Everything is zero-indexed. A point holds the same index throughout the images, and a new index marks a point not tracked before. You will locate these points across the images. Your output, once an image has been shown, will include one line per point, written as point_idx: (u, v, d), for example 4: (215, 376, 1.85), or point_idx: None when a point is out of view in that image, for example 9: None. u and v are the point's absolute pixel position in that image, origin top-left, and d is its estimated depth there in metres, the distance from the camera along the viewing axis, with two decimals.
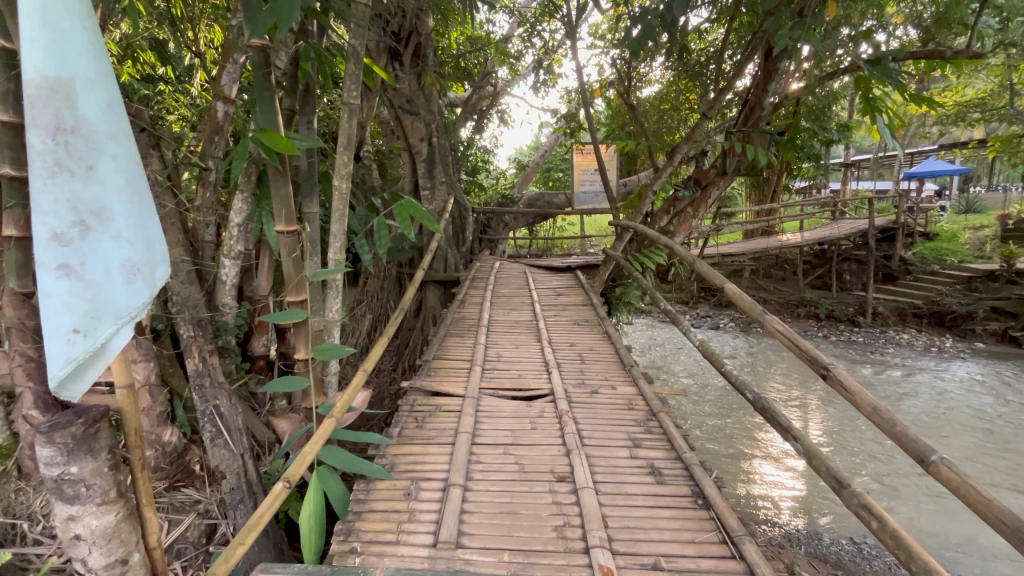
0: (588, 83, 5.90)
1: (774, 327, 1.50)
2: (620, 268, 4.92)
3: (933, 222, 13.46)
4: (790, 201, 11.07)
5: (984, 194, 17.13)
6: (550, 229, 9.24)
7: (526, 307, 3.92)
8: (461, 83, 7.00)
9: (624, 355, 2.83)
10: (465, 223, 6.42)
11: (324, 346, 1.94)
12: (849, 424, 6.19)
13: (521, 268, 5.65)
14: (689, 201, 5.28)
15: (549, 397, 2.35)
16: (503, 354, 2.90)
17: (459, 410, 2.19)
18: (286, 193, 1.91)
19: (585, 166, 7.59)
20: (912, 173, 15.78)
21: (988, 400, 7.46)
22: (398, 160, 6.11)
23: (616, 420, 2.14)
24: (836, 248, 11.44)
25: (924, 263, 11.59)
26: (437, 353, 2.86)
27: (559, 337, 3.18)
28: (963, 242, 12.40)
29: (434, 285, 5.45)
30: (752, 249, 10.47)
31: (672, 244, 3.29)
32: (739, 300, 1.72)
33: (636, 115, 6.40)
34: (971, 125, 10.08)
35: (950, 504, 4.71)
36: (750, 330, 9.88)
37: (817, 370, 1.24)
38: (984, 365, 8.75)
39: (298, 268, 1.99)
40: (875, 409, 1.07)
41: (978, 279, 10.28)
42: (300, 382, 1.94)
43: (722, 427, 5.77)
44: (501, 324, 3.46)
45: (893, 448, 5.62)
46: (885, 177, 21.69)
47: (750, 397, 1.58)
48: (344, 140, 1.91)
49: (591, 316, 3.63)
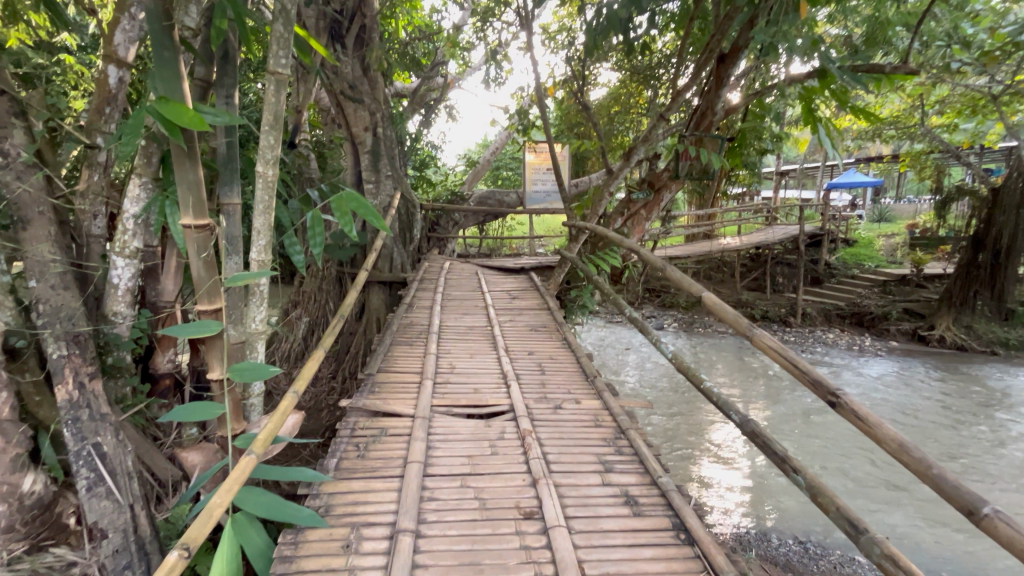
0: (541, 79, 5.74)
1: (767, 343, 1.36)
2: (575, 270, 4.79)
3: (853, 229, 14.54)
4: (729, 206, 11.52)
5: (895, 204, 18.73)
6: (499, 228, 9.02)
7: (480, 311, 3.68)
8: (408, 73, 6.64)
9: (586, 364, 2.66)
10: (413, 220, 6.06)
11: (242, 365, 1.61)
12: (787, 424, 6.43)
13: (472, 268, 5.41)
14: (643, 203, 5.25)
15: (509, 414, 2.13)
16: (456, 365, 2.64)
17: (407, 434, 1.93)
18: (194, 179, 1.55)
19: (538, 165, 7.54)
20: (834, 183, 16.97)
21: (905, 395, 8.05)
22: (339, 150, 5.70)
23: (583, 440, 1.95)
24: (770, 252, 12.05)
25: (846, 267, 12.46)
26: (384, 364, 2.57)
27: (516, 345, 2.96)
28: (878, 248, 13.45)
29: (378, 286, 5.06)
30: (696, 252, 10.78)
31: (633, 245, 3.16)
32: (722, 312, 1.58)
33: (590, 115, 6.31)
34: (886, 141, 10.93)
35: (880, 498, 4.96)
36: (693, 330, 10.18)
37: (826, 397, 1.10)
38: (899, 362, 9.48)
39: (211, 271, 1.63)
40: (904, 448, 0.93)
41: (893, 283, 11.36)
42: (213, 409, 1.60)
43: (672, 429, 5.81)
44: (453, 331, 3.19)
45: (828, 445, 5.89)
46: (809, 187, 23.33)
47: (737, 419, 1.44)
48: (270, 117, 1.57)
49: (548, 321, 3.45)
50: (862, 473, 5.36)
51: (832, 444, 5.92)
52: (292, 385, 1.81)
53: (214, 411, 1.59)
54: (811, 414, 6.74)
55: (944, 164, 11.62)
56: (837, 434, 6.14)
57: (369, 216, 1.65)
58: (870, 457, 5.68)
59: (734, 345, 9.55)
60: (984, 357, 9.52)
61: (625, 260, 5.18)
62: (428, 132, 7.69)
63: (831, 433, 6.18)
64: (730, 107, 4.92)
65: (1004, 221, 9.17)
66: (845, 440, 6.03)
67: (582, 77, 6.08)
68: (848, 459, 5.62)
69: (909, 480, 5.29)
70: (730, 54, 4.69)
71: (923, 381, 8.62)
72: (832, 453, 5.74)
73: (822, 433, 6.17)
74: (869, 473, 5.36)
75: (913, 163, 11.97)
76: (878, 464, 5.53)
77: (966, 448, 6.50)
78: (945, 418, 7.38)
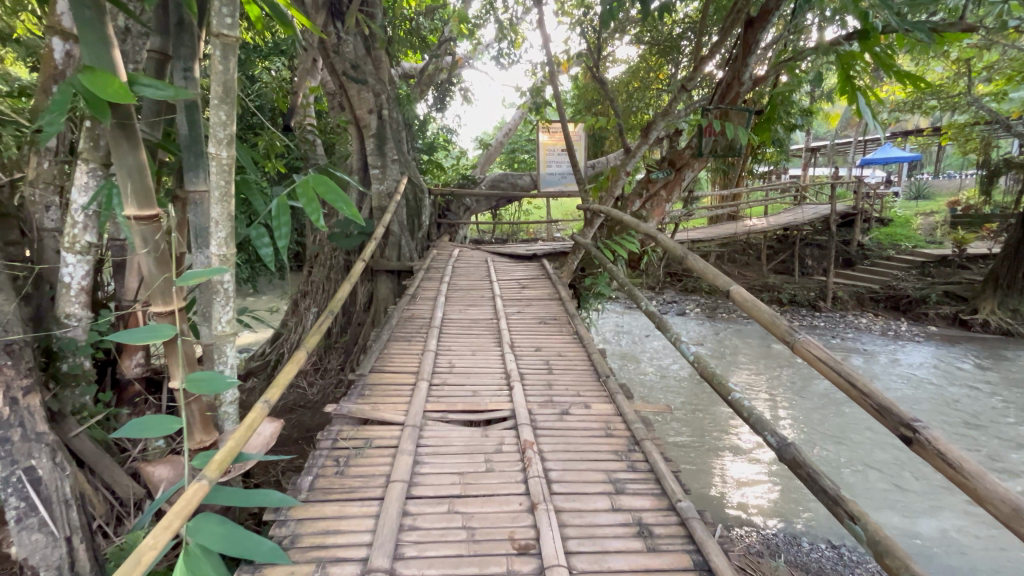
0: (553, 55, 5.40)
1: (811, 352, 1.11)
2: (589, 256, 4.52)
3: (888, 208, 13.77)
4: (755, 185, 10.98)
5: (935, 181, 17.69)
6: (514, 213, 8.75)
7: (486, 302, 3.46)
8: (416, 52, 6.37)
9: (598, 362, 2.42)
10: (421, 205, 5.76)
11: (200, 375, 1.39)
12: (817, 417, 6.11)
13: (482, 255, 5.18)
14: (663, 183, 4.91)
15: (510, 421, 1.91)
16: (456, 364, 2.43)
17: (394, 446, 1.73)
18: (135, 165, 1.34)
19: (551, 146, 7.20)
20: (869, 159, 16.09)
21: (946, 384, 7.58)
22: (345, 135, 5.49)
23: (591, 452, 1.73)
24: (799, 233, 11.48)
25: (880, 248, 11.82)
26: (378, 363, 2.38)
27: (523, 340, 2.73)
28: (915, 228, 12.73)
29: (386, 276, 4.89)
30: (723, 235, 10.25)
31: (650, 229, 2.87)
32: (754, 309, 1.33)
33: (607, 91, 5.95)
34: (927, 112, 10.19)
35: (920, 499, 4.64)
36: (716, 316, 9.80)
37: (897, 430, 0.86)
38: (938, 348, 8.95)
39: (163, 268, 1.44)
40: (1020, 514, 0.70)
41: (932, 264, 10.71)
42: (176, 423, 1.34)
43: (693, 423, 5.55)
44: (455, 324, 2.98)
45: (861, 440, 5.57)
46: (839, 164, 22.27)
47: (772, 441, 1.20)
48: (219, 89, 1.35)
49: (559, 312, 3.21)
50: (899, 471, 5.05)
51: (866, 439, 5.60)
52: (264, 394, 1.63)
53: (177, 426, 1.32)
54: (843, 406, 6.40)
55: (990, 136, 10.82)
56: (871, 428, 5.78)
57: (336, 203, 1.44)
58: (908, 453, 5.35)
59: (760, 331, 9.15)
60: None
61: (644, 245, 4.88)
62: (439, 115, 7.43)
63: (865, 427, 5.85)
64: (759, 77, 4.51)
65: None
66: (880, 435, 5.70)
67: (598, 49, 5.71)
68: (884, 456, 5.28)
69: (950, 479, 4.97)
70: (759, 18, 4.27)
71: (964, 369, 8.13)
72: (866, 448, 5.41)
73: (855, 427, 5.82)
74: (907, 471, 5.05)
75: (956, 135, 11.17)
76: (917, 461, 5.20)
77: (1014, 442, 6.07)
78: (989, 409, 6.92)
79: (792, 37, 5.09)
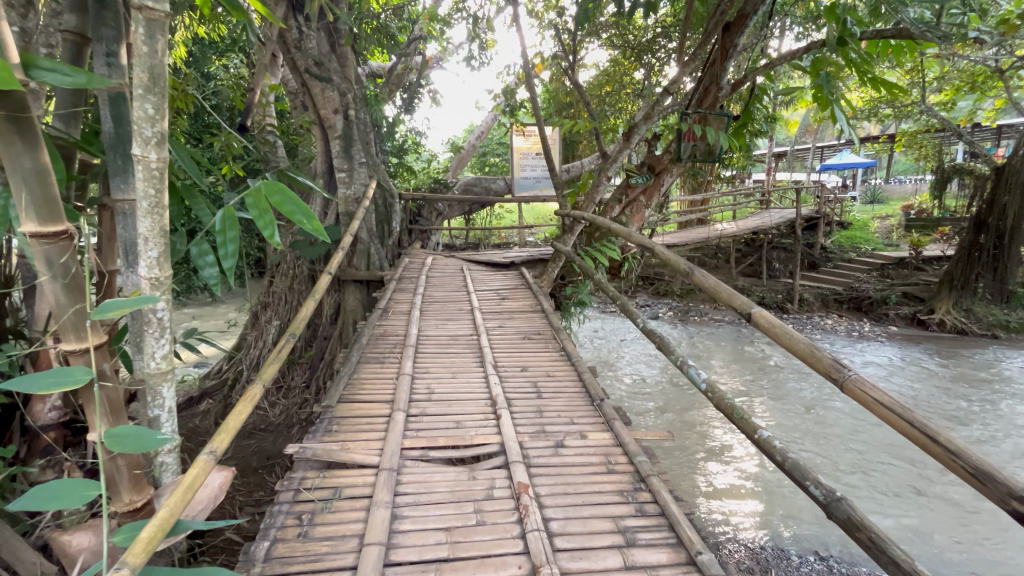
0: (528, 57, 5.24)
1: (868, 395, 0.98)
2: (570, 264, 4.35)
3: (847, 212, 14.26)
4: (723, 190, 11.15)
5: (889, 185, 18.47)
6: (487, 218, 8.56)
7: (465, 315, 3.23)
8: (383, 51, 6.09)
9: (590, 384, 2.23)
10: (391, 211, 5.45)
11: (125, 430, 1.12)
12: (793, 421, 6.13)
13: (458, 263, 4.96)
14: (642, 188, 4.80)
15: (500, 459, 1.70)
16: (435, 388, 2.20)
17: (369, 495, 1.50)
18: (33, 169, 1.06)
19: (525, 150, 7.05)
20: (828, 165, 16.66)
21: (911, 383, 7.80)
22: (308, 136, 5.17)
23: (593, 493, 1.54)
24: (766, 237, 11.72)
25: (842, 251, 12.19)
26: (347, 391, 2.13)
27: (506, 360, 2.52)
28: (873, 231, 13.23)
29: (354, 286, 4.60)
30: (694, 239, 10.33)
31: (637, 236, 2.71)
32: (785, 337, 1.17)
33: (583, 94, 5.81)
34: (882, 120, 10.56)
35: (897, 503, 4.68)
36: (689, 319, 9.85)
37: (1004, 503, 0.78)
38: (901, 348, 9.23)
39: (74, 297, 1.16)
40: None
41: (891, 266, 11.08)
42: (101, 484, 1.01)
43: (675, 432, 5.47)
44: (432, 343, 2.74)
45: (837, 444, 5.61)
46: (799, 169, 23.01)
47: (818, 495, 1.05)
48: (143, 76, 1.09)
49: (544, 326, 3.02)
50: (875, 474, 5.09)
51: (841, 443, 5.64)
52: (208, 443, 1.36)
53: (99, 492, 0.99)
54: (817, 409, 6.46)
55: (942, 143, 11.30)
56: (846, 432, 5.86)
57: (293, 215, 1.20)
58: (881, 456, 5.42)
59: (732, 334, 9.22)
60: (985, 341, 9.31)
61: (624, 252, 4.76)
62: (409, 117, 7.16)
63: (840, 431, 5.90)
64: (737, 82, 4.46)
65: (1009, 201, 8.68)
66: (854, 438, 5.76)
67: (573, 51, 5.57)
68: (860, 459, 5.34)
69: (923, 479, 5.05)
70: (736, 22, 4.21)
71: (926, 367, 8.40)
72: (842, 452, 5.47)
73: (830, 431, 5.88)
74: (882, 474, 5.11)
75: (909, 142, 11.65)
76: (892, 464, 5.27)
77: (978, 440, 6.25)
78: (952, 407, 7.13)
79: (765, 41, 5.06)
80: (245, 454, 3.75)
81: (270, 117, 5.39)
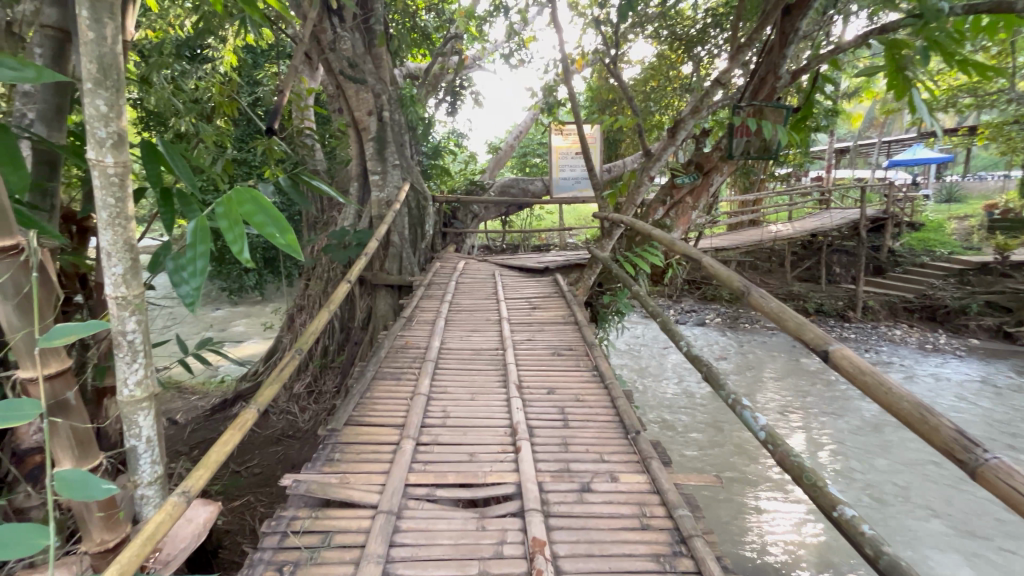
0: (566, 53, 4.97)
1: (1010, 491, 0.70)
2: (608, 271, 4.07)
3: (918, 211, 13.06)
4: (777, 191, 10.46)
5: (967, 182, 16.85)
6: (525, 219, 8.34)
7: (492, 327, 3.03)
8: (418, 49, 5.98)
9: (624, 412, 1.97)
10: (425, 213, 5.34)
11: (72, 474, 0.95)
12: (856, 453, 5.64)
13: (491, 268, 4.78)
14: (689, 188, 4.45)
15: (514, 505, 1.49)
16: (450, 411, 2.01)
17: (363, 545, 1.32)
18: None
19: (564, 150, 6.79)
20: (896, 161, 15.36)
21: (996, 406, 6.97)
22: (345, 138, 5.13)
23: (620, 559, 1.30)
24: (826, 239, 10.88)
25: (913, 255, 11.15)
26: (357, 412, 1.97)
27: (532, 379, 2.29)
28: (949, 233, 12.04)
29: (385, 290, 4.49)
30: (747, 241, 9.67)
31: (681, 242, 2.41)
32: (883, 394, 0.88)
33: (626, 90, 5.48)
34: (962, 111, 9.55)
35: (973, 553, 4.31)
36: (738, 326, 9.25)
37: None
38: (983, 364, 8.30)
39: (25, 320, 1.03)
40: None
41: (971, 272, 10.02)
42: (52, 530, 0.86)
43: (718, 459, 5.15)
44: (453, 357, 2.55)
45: (903, 484, 5.13)
46: (861, 166, 21.43)
47: None
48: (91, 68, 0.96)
49: (576, 340, 2.77)
50: (948, 526, 4.61)
51: (909, 484, 5.15)
52: (183, 481, 1.24)
53: (49, 541, 0.84)
54: (882, 439, 5.92)
55: None
56: (912, 470, 5.36)
57: (264, 227, 1.03)
58: (955, 499, 4.96)
59: (786, 344, 8.59)
60: None
61: (667, 257, 4.42)
62: (447, 118, 7.05)
63: (909, 468, 5.39)
64: (798, 70, 4.03)
65: None
66: (923, 478, 5.25)
67: (616, 44, 5.23)
68: (931, 501, 4.92)
69: (1006, 534, 4.54)
70: (798, 4, 3.84)
71: (1012, 388, 7.52)
72: (909, 492, 5.03)
73: (895, 466, 5.40)
74: (955, 524, 4.64)
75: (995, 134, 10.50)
76: (966, 510, 4.82)
77: None
78: None
79: (830, 26, 4.56)
80: (270, 461, 3.70)
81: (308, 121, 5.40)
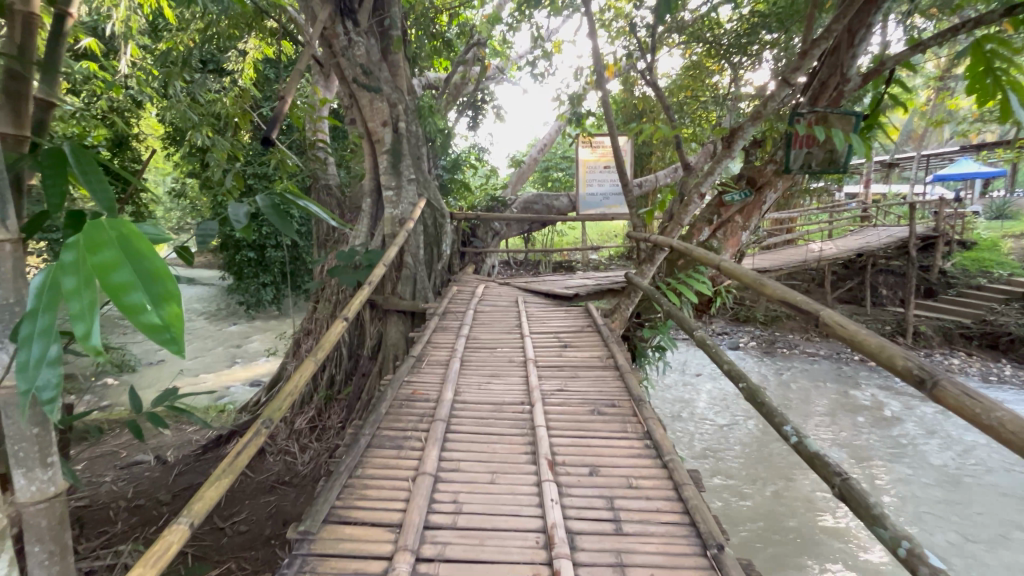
0: (599, 58, 4.51)
1: None
2: (648, 301, 3.59)
3: (970, 229, 12.14)
4: (817, 209, 9.80)
5: (1019, 199, 15.73)
6: (548, 237, 7.89)
7: (516, 371, 2.55)
8: (437, 57, 5.61)
9: (697, 509, 1.46)
10: (442, 232, 4.91)
11: None
12: (928, 509, 4.94)
13: (514, 293, 4.33)
14: (739, 207, 3.95)
15: None
16: (463, 502, 1.52)
17: None
18: None
19: (592, 163, 6.33)
20: (943, 175, 14.40)
21: None
22: (358, 150, 4.76)
23: None
24: (872, 259, 10.12)
25: (967, 275, 10.26)
26: (342, 501, 1.51)
27: (568, 451, 1.80)
28: (1006, 252, 11.09)
29: (397, 316, 4.04)
30: (788, 260, 8.98)
31: (742, 267, 1.93)
32: None
33: (662, 100, 4.99)
34: None
35: None
36: (775, 352, 8.56)
37: None
38: None
39: None
40: None
41: None
42: None
43: (766, 518, 4.61)
44: (470, 413, 2.08)
45: (988, 549, 4.45)
46: (900, 181, 20.31)
47: None
48: None
49: (618, 392, 2.27)
50: None
51: (995, 549, 4.44)
52: None
53: None
54: (956, 492, 5.20)
55: None
56: (996, 531, 4.65)
57: (126, 293, 0.58)
58: None
59: (832, 372, 7.87)
60: None
61: (715, 284, 3.91)
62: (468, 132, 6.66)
63: (990, 531, 4.68)
64: (871, 72, 3.46)
65: None
66: (1010, 541, 4.54)
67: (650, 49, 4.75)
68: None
69: None
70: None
71: None
72: (998, 561, 4.33)
73: (975, 527, 4.70)
74: None
75: None
76: None
77: None
78: None
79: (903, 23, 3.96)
80: (259, 516, 3.27)
81: (322, 134, 5.06)
